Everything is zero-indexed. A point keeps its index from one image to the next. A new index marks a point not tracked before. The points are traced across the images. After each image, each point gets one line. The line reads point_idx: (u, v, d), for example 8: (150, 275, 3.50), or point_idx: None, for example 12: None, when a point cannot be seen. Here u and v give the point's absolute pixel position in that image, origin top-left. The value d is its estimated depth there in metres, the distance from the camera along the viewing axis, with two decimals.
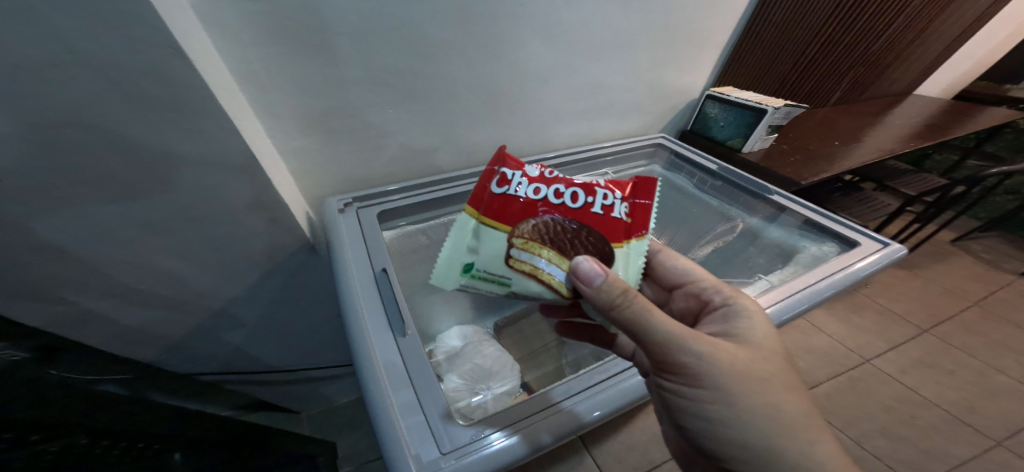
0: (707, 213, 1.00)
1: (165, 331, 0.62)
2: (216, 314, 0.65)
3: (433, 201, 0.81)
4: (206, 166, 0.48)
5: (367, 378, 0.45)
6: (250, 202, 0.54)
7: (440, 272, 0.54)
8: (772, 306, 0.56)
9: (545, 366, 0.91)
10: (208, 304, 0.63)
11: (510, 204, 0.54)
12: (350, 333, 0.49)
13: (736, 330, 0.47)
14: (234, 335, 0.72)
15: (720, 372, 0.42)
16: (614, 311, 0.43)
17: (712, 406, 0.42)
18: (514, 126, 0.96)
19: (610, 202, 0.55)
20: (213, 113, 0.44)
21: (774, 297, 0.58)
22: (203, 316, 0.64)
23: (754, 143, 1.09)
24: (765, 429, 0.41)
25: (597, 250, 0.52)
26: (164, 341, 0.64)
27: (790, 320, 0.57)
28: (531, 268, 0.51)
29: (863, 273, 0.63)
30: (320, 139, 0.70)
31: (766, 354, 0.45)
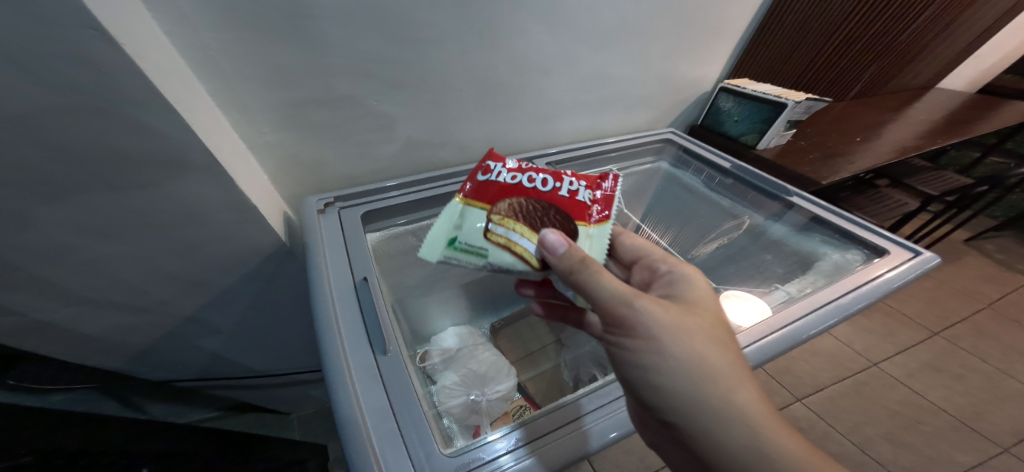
0: (719, 213, 0.93)
1: (129, 339, 0.58)
2: (187, 319, 0.61)
3: (429, 200, 0.76)
4: (157, 166, 0.43)
5: (338, 403, 0.39)
6: (213, 203, 0.50)
7: (427, 244, 0.49)
8: (791, 324, 0.51)
9: (542, 368, 0.88)
10: (175, 311, 0.59)
11: (483, 187, 0.50)
12: (322, 349, 0.44)
13: (674, 291, 0.42)
14: (210, 341, 0.68)
15: (653, 321, 0.37)
16: (572, 274, 0.40)
17: (646, 356, 0.36)
18: (512, 120, 0.90)
19: (575, 187, 0.50)
20: (158, 107, 0.39)
21: (793, 313, 0.53)
22: (171, 323, 0.60)
23: (770, 139, 1.02)
24: (694, 376, 0.35)
25: (562, 230, 0.47)
26: (128, 350, 0.59)
27: (817, 336, 0.52)
28: (506, 241, 0.46)
29: (894, 284, 0.57)
30: (297, 133, 0.65)
31: (701, 309, 0.39)
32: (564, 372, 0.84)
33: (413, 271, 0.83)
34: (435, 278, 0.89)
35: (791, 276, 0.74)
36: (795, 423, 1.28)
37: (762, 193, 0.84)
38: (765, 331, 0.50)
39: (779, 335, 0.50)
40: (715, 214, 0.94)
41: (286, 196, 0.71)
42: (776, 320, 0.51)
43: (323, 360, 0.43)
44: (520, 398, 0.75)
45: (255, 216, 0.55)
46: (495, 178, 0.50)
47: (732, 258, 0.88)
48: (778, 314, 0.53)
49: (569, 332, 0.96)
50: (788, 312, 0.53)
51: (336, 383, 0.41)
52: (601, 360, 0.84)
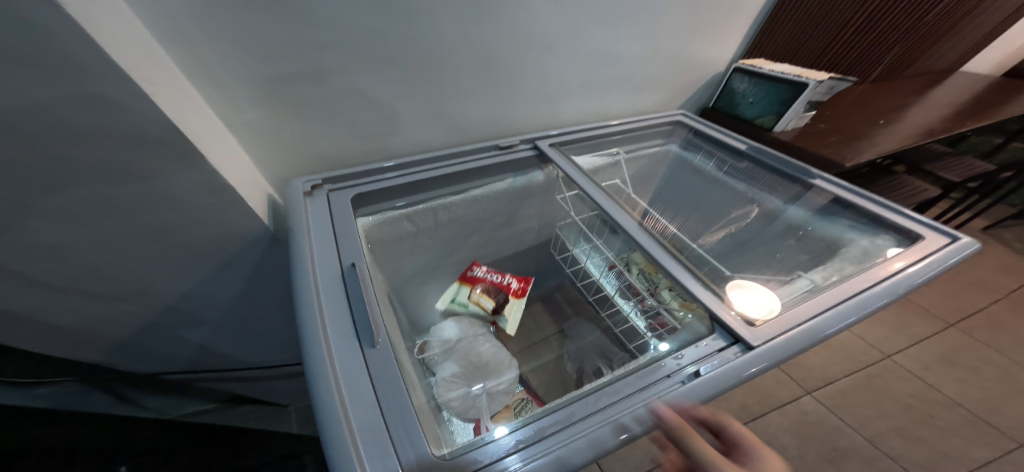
0: (737, 198, 0.89)
1: (108, 331, 0.55)
2: (167, 308, 0.58)
3: (427, 183, 0.72)
4: (113, 141, 0.39)
5: (317, 396, 0.36)
6: (184, 183, 0.46)
7: None
8: (816, 318, 0.45)
9: (544, 359, 0.86)
10: (156, 301, 0.56)
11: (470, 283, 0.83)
12: (304, 341, 0.40)
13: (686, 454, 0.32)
14: (195, 332, 0.65)
15: None
16: None
17: None
18: (513, 100, 0.85)
19: (511, 281, 0.83)
20: (106, 74, 0.35)
21: (819, 304, 0.47)
22: (153, 314, 0.57)
23: (787, 122, 0.96)
24: None
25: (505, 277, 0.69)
26: (109, 342, 0.57)
27: (835, 335, 0.46)
28: None
29: (916, 280, 0.50)
30: (279, 111, 0.60)
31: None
32: (567, 364, 0.83)
33: (408, 259, 0.79)
34: (432, 266, 0.86)
35: (813, 262, 0.67)
36: (804, 416, 1.25)
37: (785, 177, 0.77)
38: (789, 323, 0.44)
39: (799, 329, 0.44)
40: (732, 200, 0.90)
41: (271, 179, 0.67)
42: (797, 312, 0.46)
43: (305, 353, 0.39)
44: (522, 390, 0.72)
45: (230, 198, 0.51)
46: (475, 272, 0.84)
47: (746, 245, 0.84)
48: (803, 304, 0.47)
49: (572, 322, 0.95)
50: (810, 304, 0.47)
51: (318, 379, 0.36)
52: (605, 353, 0.82)
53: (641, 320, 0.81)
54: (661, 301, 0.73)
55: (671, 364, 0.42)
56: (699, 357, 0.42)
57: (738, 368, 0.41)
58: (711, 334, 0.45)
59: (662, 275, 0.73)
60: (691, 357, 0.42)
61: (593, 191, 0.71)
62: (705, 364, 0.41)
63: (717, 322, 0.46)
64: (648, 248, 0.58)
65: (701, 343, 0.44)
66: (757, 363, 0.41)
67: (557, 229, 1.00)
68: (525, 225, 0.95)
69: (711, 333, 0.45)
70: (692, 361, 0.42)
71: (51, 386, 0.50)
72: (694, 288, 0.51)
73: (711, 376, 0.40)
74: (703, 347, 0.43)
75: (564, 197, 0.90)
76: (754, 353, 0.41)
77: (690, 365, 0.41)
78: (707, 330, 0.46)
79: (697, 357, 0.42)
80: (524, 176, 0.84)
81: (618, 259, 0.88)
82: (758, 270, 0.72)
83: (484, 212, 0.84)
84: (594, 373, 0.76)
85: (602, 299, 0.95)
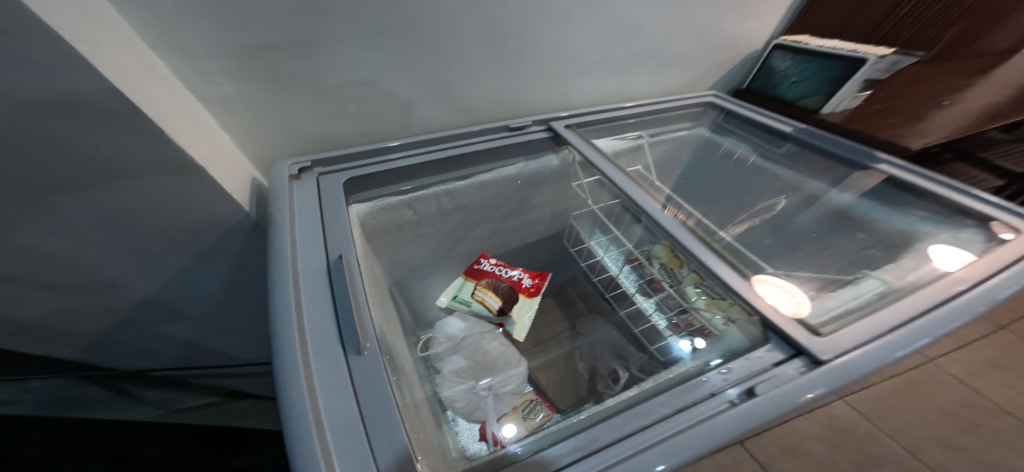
0: (782, 185, 0.78)
1: (81, 326, 0.52)
2: (145, 299, 0.54)
3: (430, 165, 0.65)
4: (45, 111, 0.32)
5: (286, 407, 0.29)
6: (142, 163, 0.40)
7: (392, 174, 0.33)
8: (904, 329, 0.35)
9: (552, 354, 0.78)
10: (130, 295, 0.52)
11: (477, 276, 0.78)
12: (275, 344, 0.33)
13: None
14: (178, 327, 0.62)
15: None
16: None
17: None
18: (524, 77, 0.77)
19: (523, 277, 0.78)
20: (29, 33, 0.28)
21: (906, 311, 0.37)
22: (128, 308, 0.54)
23: (838, 103, 0.85)
24: None
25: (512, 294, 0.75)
26: (84, 336, 0.54)
27: (905, 360, 0.34)
28: None
29: (1002, 297, 0.39)
30: (261, 85, 0.54)
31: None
32: (578, 363, 0.75)
33: (409, 250, 0.73)
34: (436, 259, 0.79)
35: (863, 257, 0.59)
36: (834, 422, 1.16)
37: (840, 161, 0.68)
38: (871, 332, 0.35)
39: (883, 343, 0.34)
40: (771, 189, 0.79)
41: (256, 162, 0.61)
42: (878, 319, 0.36)
43: (275, 359, 0.32)
44: (530, 391, 0.64)
45: (200, 180, 0.45)
46: (481, 266, 0.79)
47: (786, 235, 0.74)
48: (886, 310, 0.37)
49: (584, 317, 0.86)
50: (894, 310, 0.37)
51: (286, 393, 0.30)
52: (621, 353, 0.74)
53: (662, 319, 0.75)
54: (687, 300, 0.65)
55: (717, 379, 0.34)
56: (752, 374, 0.33)
57: (797, 391, 0.31)
58: (765, 344, 0.36)
59: (688, 270, 0.64)
60: (741, 373, 0.34)
61: (613, 173, 0.62)
62: (757, 382, 0.32)
63: (770, 328, 0.37)
64: (681, 239, 0.50)
65: (751, 355, 0.35)
66: (828, 383, 0.31)
67: (571, 219, 0.93)
68: (537, 215, 0.88)
69: (763, 342, 0.37)
70: (742, 378, 0.33)
71: (41, 381, 0.52)
72: (740, 287, 0.42)
73: (770, 396, 0.30)
74: (755, 360, 0.35)
75: (581, 184, 0.82)
76: (826, 370, 0.32)
77: (742, 383, 0.33)
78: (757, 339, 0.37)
79: (747, 373, 0.34)
80: (537, 160, 0.76)
81: (638, 252, 0.80)
82: (806, 259, 0.63)
83: (491, 200, 0.77)
84: (610, 376, 0.68)
85: (621, 295, 0.87)
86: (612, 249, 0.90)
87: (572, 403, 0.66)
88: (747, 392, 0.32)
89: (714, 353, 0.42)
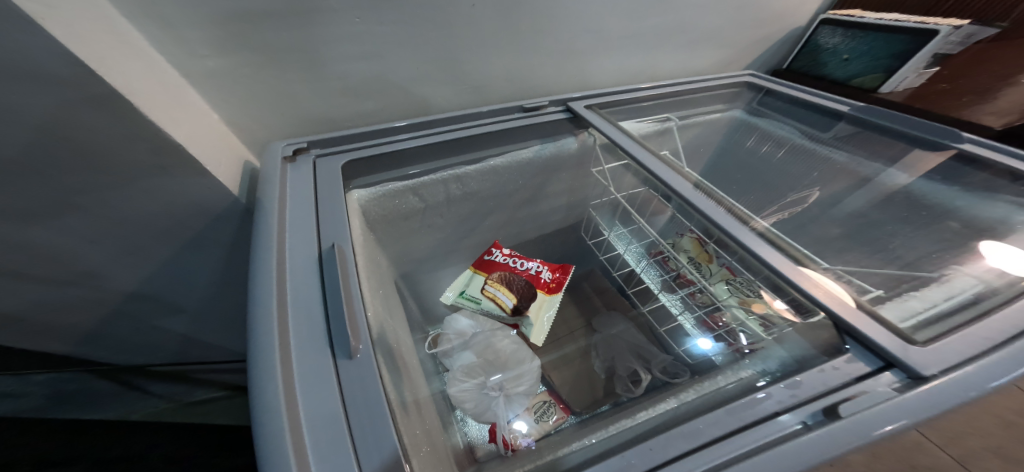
0: (829, 169, 0.69)
1: (69, 319, 0.51)
2: (132, 288, 0.51)
3: (436, 148, 0.59)
4: None
5: (257, 419, 0.24)
6: (112, 142, 0.36)
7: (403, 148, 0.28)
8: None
9: (565, 350, 0.73)
10: (117, 288, 0.50)
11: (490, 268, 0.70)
12: (251, 344, 0.28)
13: None
14: (172, 321, 0.60)
15: None
16: None
17: None
18: (540, 53, 0.70)
19: (542, 270, 0.71)
20: None
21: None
22: (116, 301, 0.52)
23: (899, 81, 0.77)
24: None
25: (526, 288, 0.68)
26: (73, 329, 0.53)
27: None
28: None
29: None
30: (250, 59, 0.49)
31: None
32: (594, 361, 0.70)
33: (416, 241, 0.67)
34: (444, 251, 0.73)
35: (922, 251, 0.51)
36: None
37: (910, 142, 0.60)
38: (986, 343, 0.28)
39: (1003, 358, 0.27)
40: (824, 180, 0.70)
41: (249, 144, 0.57)
42: (990, 326, 0.29)
43: (250, 361, 0.27)
44: (543, 392, 0.61)
45: (179, 161, 0.41)
46: (493, 257, 0.71)
47: (831, 224, 0.66)
48: (1000, 314, 0.30)
49: (600, 312, 0.79)
50: (1011, 314, 0.30)
51: (261, 403, 0.25)
52: (641, 352, 0.67)
53: (689, 318, 0.68)
54: (719, 298, 0.61)
55: (784, 396, 0.27)
56: (830, 391, 0.27)
57: (894, 413, 0.24)
58: (843, 352, 0.29)
59: (720, 265, 0.60)
60: (815, 390, 0.27)
61: (641, 154, 0.56)
62: (842, 401, 0.25)
63: (848, 334, 0.30)
64: (726, 226, 0.41)
65: (825, 366, 0.28)
66: (934, 406, 0.25)
67: (589, 209, 0.87)
68: (552, 204, 0.81)
69: (845, 350, 0.29)
70: (816, 395, 0.26)
71: (44, 375, 0.54)
72: (810, 287, 0.33)
73: (862, 420, 0.24)
74: (831, 373, 0.28)
75: (603, 170, 0.76)
76: (934, 390, 0.25)
77: (821, 402, 0.26)
78: (834, 346, 0.30)
79: (825, 388, 0.27)
80: (554, 143, 0.69)
81: (664, 246, 0.74)
82: (860, 260, 0.55)
83: (504, 187, 0.70)
84: (630, 377, 0.63)
85: (645, 291, 0.79)
86: (633, 243, 0.82)
87: (588, 405, 0.62)
88: (825, 413, 0.25)
89: (771, 362, 0.35)
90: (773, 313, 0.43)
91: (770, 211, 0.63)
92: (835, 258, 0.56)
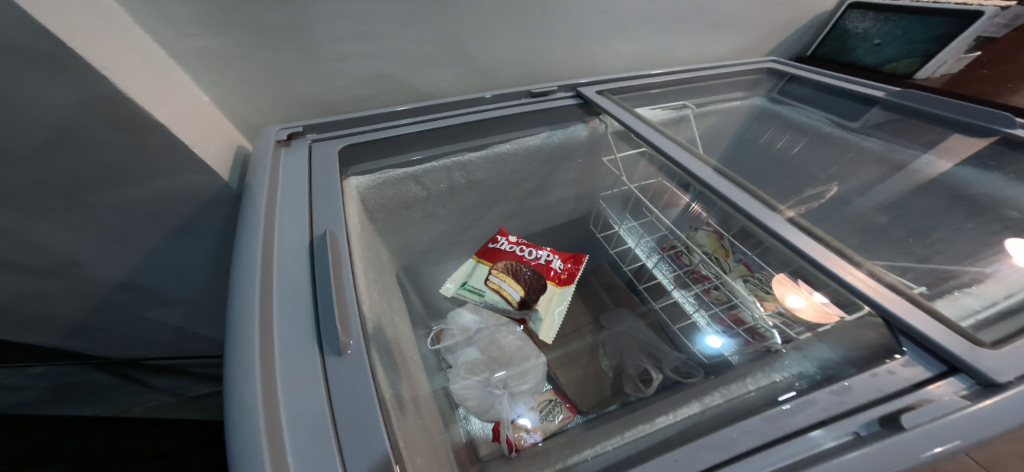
0: (854, 157, 0.66)
1: (55, 310, 0.50)
2: (119, 278, 0.50)
3: (438, 133, 0.56)
4: None
5: (233, 421, 0.21)
6: (88, 122, 0.34)
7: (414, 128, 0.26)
8: None
9: (572, 347, 0.70)
10: (104, 278, 0.49)
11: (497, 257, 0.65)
12: (230, 337, 0.25)
13: None
14: (164, 312, 0.59)
15: None
16: None
17: None
18: (549, 34, 0.66)
19: (551, 260, 0.66)
20: None
21: None
22: (103, 291, 0.50)
23: (937, 66, 0.72)
24: None
25: (534, 281, 0.63)
26: (60, 321, 0.51)
27: None
28: None
29: None
30: (242, 37, 0.46)
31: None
32: (602, 359, 0.66)
33: (419, 232, 0.63)
34: (448, 243, 0.70)
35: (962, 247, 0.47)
36: None
37: (949, 126, 0.55)
38: None
39: None
40: (849, 168, 0.67)
41: (243, 128, 0.55)
42: None
43: (227, 356, 0.24)
44: (549, 390, 0.59)
45: (162, 143, 0.38)
46: (498, 245, 0.66)
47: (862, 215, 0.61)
48: None
49: (608, 308, 0.75)
50: None
51: (238, 402, 0.22)
52: (652, 350, 0.63)
53: (703, 316, 0.64)
54: (737, 295, 0.57)
55: (830, 403, 0.24)
56: (884, 399, 0.23)
57: (970, 426, 0.21)
58: (897, 354, 0.26)
59: (735, 260, 0.60)
60: (866, 397, 0.24)
61: (657, 140, 0.52)
62: (902, 410, 0.22)
63: (902, 333, 0.27)
64: (755, 214, 0.37)
65: (879, 369, 0.25)
66: (1014, 419, 0.21)
67: (599, 200, 0.83)
68: (561, 195, 0.78)
69: (902, 351, 0.26)
70: (869, 403, 0.23)
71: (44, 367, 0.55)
72: (856, 281, 0.29)
73: (932, 433, 0.20)
74: (885, 378, 0.24)
75: (615, 159, 0.72)
76: (1014, 400, 0.22)
77: (876, 412, 0.22)
78: (886, 346, 0.27)
79: (880, 395, 0.23)
80: (563, 129, 0.65)
81: (677, 239, 0.71)
82: (891, 255, 0.51)
83: (511, 176, 0.67)
84: (639, 376, 0.60)
85: (658, 288, 0.74)
86: (644, 237, 0.79)
87: (594, 404, 0.59)
88: (882, 422, 0.22)
89: (808, 364, 0.31)
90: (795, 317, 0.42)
91: (794, 201, 0.58)
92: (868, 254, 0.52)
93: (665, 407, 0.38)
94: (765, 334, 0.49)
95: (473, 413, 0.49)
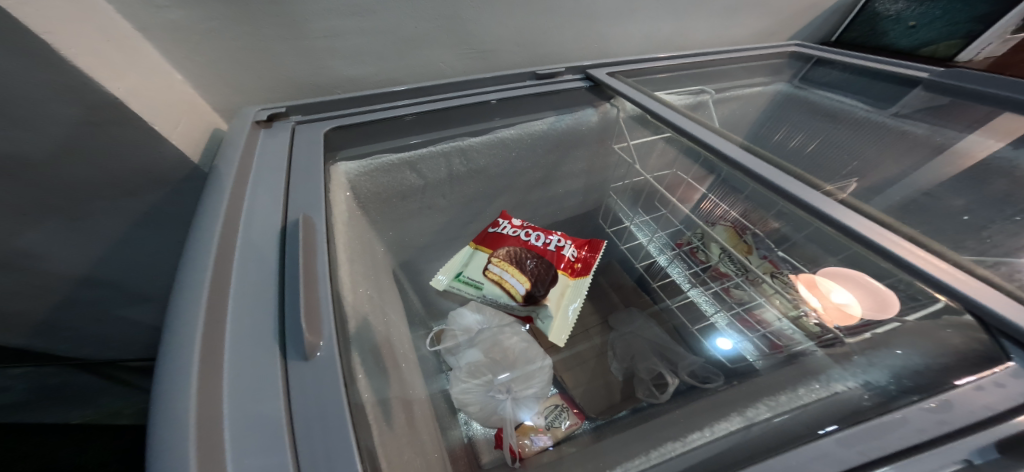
0: (894, 140, 0.58)
1: (20, 301, 0.47)
2: (84, 267, 0.48)
3: (436, 116, 0.52)
4: None
5: (158, 438, 0.17)
6: (27, 92, 0.31)
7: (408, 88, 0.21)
8: None
9: (578, 348, 0.62)
10: (61, 267, 0.46)
11: (502, 240, 0.60)
12: (169, 329, 0.21)
13: None
14: (140, 306, 0.57)
15: None
16: None
17: None
18: (556, 12, 0.61)
19: (562, 247, 0.61)
20: None
21: None
22: (62, 282, 0.48)
23: (983, 46, 0.67)
24: None
25: (542, 270, 0.58)
26: (28, 313, 0.49)
27: None
28: None
29: None
30: (220, 11, 0.42)
31: None
32: (611, 362, 0.59)
33: (416, 225, 0.58)
34: (447, 238, 0.65)
35: None
36: None
37: (996, 104, 0.51)
38: None
39: None
40: (886, 153, 0.57)
41: (220, 110, 0.51)
42: None
43: (162, 353, 0.20)
44: (555, 394, 0.54)
45: (119, 120, 0.36)
46: (500, 230, 0.61)
47: (934, 195, 0.48)
48: None
49: (614, 306, 0.68)
50: None
51: (167, 410, 0.17)
52: (664, 350, 0.57)
53: (723, 316, 0.57)
54: (762, 293, 0.52)
55: (928, 423, 0.20)
56: (999, 419, 0.20)
57: None
58: (1004, 362, 0.22)
59: (759, 257, 0.55)
60: (969, 420, 0.20)
61: (679, 120, 0.47)
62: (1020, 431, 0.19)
63: (1003, 334, 0.22)
64: (801, 196, 0.32)
65: (986, 383, 0.21)
66: None
67: (610, 193, 0.77)
68: (568, 187, 0.72)
69: (1012, 357, 0.21)
70: (976, 424, 0.20)
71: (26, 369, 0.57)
72: (940, 273, 0.24)
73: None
74: (994, 392, 0.20)
75: (627, 146, 0.67)
76: None
77: (990, 435, 0.19)
78: (983, 353, 0.23)
79: (991, 410, 0.20)
80: (571, 115, 0.60)
81: (692, 234, 0.65)
82: (946, 225, 0.41)
83: (515, 166, 0.62)
84: (653, 381, 0.54)
85: (673, 285, 0.67)
86: (657, 232, 0.72)
87: (602, 409, 0.53)
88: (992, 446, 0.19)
89: (876, 373, 0.27)
90: (808, 314, 0.42)
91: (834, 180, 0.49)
92: (939, 224, 0.41)
93: (687, 421, 0.33)
94: (793, 337, 0.44)
95: (476, 419, 0.45)
